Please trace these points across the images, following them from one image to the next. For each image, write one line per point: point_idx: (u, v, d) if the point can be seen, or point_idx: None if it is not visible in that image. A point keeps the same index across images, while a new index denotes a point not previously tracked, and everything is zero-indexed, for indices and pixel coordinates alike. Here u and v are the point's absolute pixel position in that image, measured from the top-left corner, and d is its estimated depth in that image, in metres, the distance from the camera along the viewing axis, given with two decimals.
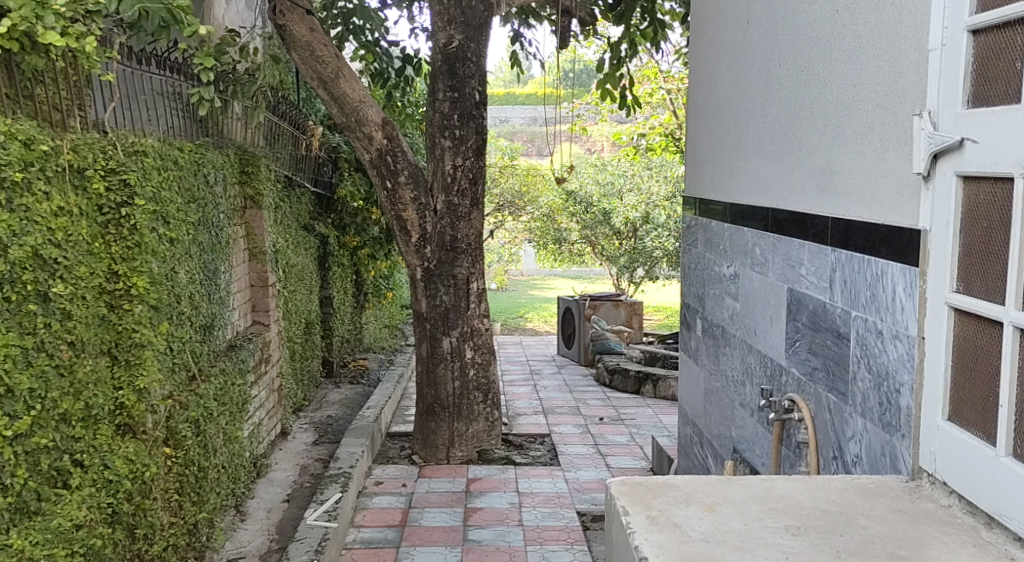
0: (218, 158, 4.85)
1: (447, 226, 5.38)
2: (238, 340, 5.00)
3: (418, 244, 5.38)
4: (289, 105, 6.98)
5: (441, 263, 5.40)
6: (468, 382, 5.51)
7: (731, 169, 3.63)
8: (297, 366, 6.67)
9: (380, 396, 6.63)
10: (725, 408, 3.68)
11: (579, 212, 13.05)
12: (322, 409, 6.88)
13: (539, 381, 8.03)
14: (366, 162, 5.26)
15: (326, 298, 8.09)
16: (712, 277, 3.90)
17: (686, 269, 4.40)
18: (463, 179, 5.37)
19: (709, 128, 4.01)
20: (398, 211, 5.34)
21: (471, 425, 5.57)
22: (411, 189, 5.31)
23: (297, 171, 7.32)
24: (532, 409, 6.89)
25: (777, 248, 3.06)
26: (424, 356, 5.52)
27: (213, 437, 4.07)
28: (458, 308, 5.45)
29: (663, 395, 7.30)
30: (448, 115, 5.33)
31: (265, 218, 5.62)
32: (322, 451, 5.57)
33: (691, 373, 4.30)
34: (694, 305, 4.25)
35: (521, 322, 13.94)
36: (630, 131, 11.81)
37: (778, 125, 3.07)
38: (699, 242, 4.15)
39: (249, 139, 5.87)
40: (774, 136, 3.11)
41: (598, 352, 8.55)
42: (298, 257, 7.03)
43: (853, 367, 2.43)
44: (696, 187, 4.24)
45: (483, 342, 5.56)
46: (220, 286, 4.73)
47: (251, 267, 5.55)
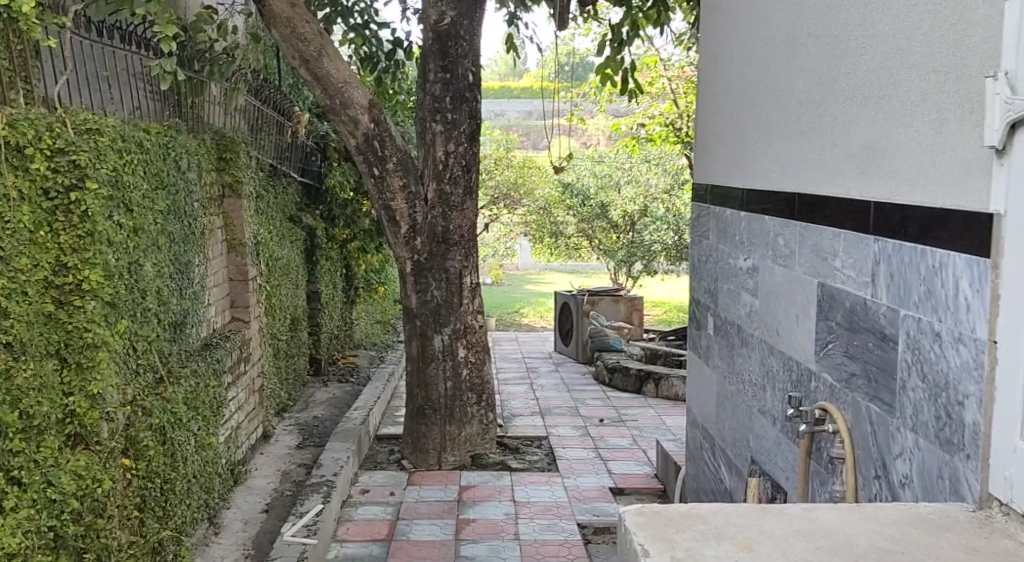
0: (191, 143, 4.52)
1: (439, 217, 5.04)
2: (214, 338, 4.67)
3: (408, 236, 5.06)
4: (273, 90, 6.64)
5: (432, 256, 5.06)
6: (461, 382, 5.18)
7: (750, 151, 3.31)
8: (281, 364, 6.34)
9: (368, 396, 6.30)
10: (741, 414, 3.36)
11: (576, 205, 12.73)
12: (308, 409, 6.54)
13: (536, 380, 7.70)
14: (351, 147, 4.93)
15: (313, 293, 7.75)
16: (727, 271, 3.58)
17: (697, 262, 4.08)
18: (456, 166, 5.04)
19: (723, 109, 3.69)
20: (386, 200, 5.00)
21: (464, 428, 5.24)
22: (400, 176, 4.98)
23: (282, 159, 6.98)
24: (528, 410, 6.57)
25: (804, 238, 2.74)
26: (414, 355, 5.20)
27: (182, 445, 3.75)
28: (450, 304, 5.11)
29: (665, 394, 6.97)
30: (440, 97, 5.01)
31: (244, 208, 5.29)
32: (306, 455, 5.25)
33: (702, 375, 3.98)
34: (705, 301, 3.93)
35: (517, 317, 13.62)
36: (630, 121, 11.47)
37: (807, 100, 2.75)
38: (711, 232, 3.83)
39: (227, 122, 5.51)
40: (802, 113, 2.79)
41: (597, 349, 8.22)
42: (283, 249, 6.69)
43: (902, 375, 2.12)
44: (708, 173, 3.91)
45: (477, 340, 5.23)
46: (193, 280, 4.39)
47: (229, 260, 5.22)
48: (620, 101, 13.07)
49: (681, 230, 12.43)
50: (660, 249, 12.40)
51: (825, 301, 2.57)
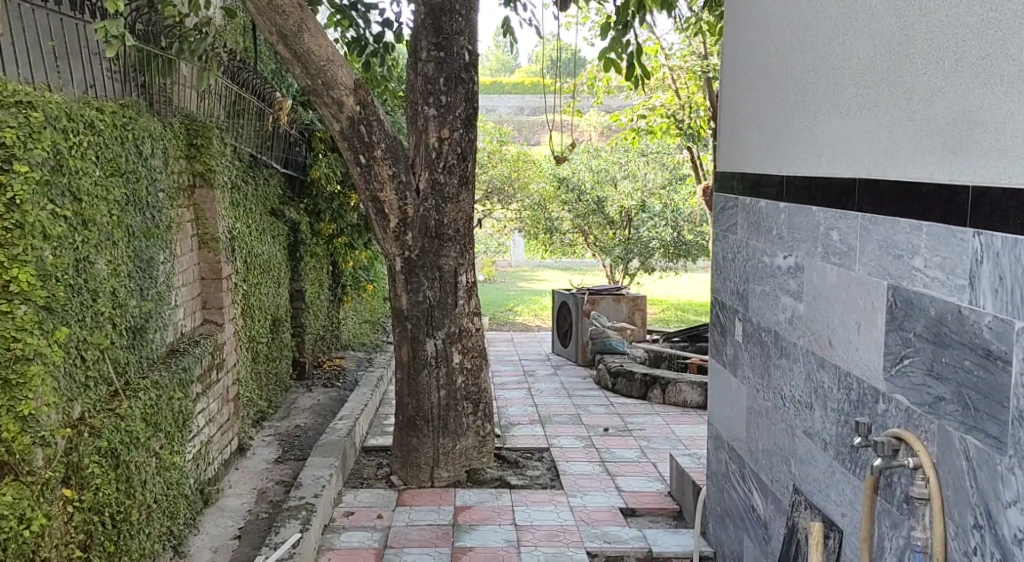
0: (155, 127, 4.06)
1: (432, 210, 4.59)
2: (182, 343, 4.22)
3: (398, 231, 4.61)
4: (252, 73, 6.17)
5: (424, 253, 4.62)
6: (455, 392, 4.74)
7: (791, 132, 2.88)
8: (260, 369, 5.88)
9: (355, 403, 5.84)
10: (779, 435, 2.94)
11: (572, 200, 12.27)
12: (290, 417, 6.08)
13: (533, 385, 7.26)
14: (335, 133, 4.47)
15: (297, 292, 7.28)
16: (760, 271, 3.16)
17: (721, 260, 3.65)
18: (451, 154, 4.60)
19: (752, 88, 3.26)
20: (374, 191, 4.55)
21: (459, 441, 4.79)
22: (390, 165, 4.53)
23: (262, 148, 6.50)
24: (527, 418, 6.13)
25: (866, 232, 2.32)
26: (404, 362, 4.75)
27: (140, 467, 3.30)
28: (444, 305, 4.67)
29: (672, 400, 6.54)
30: (433, 78, 4.56)
31: (218, 200, 4.81)
32: (286, 470, 4.80)
33: (727, 386, 3.55)
34: (731, 304, 3.50)
35: (510, 316, 13.17)
36: (629, 112, 11.02)
37: (873, 68, 2.33)
38: (740, 226, 3.40)
39: (197, 105, 5.03)
40: (864, 84, 2.37)
41: (598, 351, 7.78)
42: (263, 245, 6.22)
43: (1016, 403, 1.73)
44: (736, 159, 3.47)
45: (474, 345, 4.79)
46: (157, 278, 3.94)
47: (201, 256, 4.74)
48: (617, 93, 12.64)
49: (679, 227, 11.93)
50: (659, 247, 11.95)
51: (898, 309, 2.15)
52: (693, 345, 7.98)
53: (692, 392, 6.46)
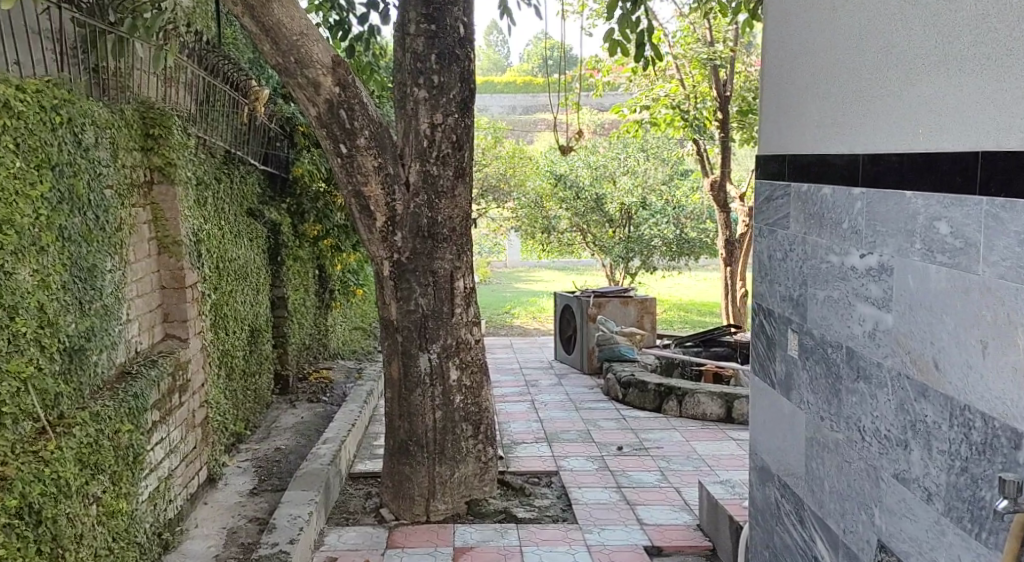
0: (97, 112, 3.47)
1: (424, 206, 4.02)
2: (134, 364, 3.64)
3: (386, 230, 4.03)
4: (223, 59, 5.60)
5: (415, 256, 4.04)
6: (452, 413, 4.17)
7: (873, 101, 2.34)
8: (235, 386, 5.28)
9: (342, 423, 5.25)
10: (854, 477, 2.40)
11: (569, 198, 11.66)
12: (269, 438, 5.48)
13: (536, 397, 6.68)
14: (311, 119, 3.88)
15: (279, 298, 6.68)
16: (824, 273, 2.61)
17: (766, 260, 3.09)
18: (445, 142, 4.03)
19: (812, 54, 2.72)
20: (357, 184, 3.97)
21: (457, 470, 4.21)
22: (374, 155, 3.95)
23: (235, 143, 5.91)
24: (532, 435, 5.56)
25: (999, 224, 1.83)
26: (395, 380, 4.19)
27: (73, 521, 2.75)
28: (439, 315, 4.10)
29: (690, 413, 5.97)
30: (423, 54, 4.00)
31: (180, 200, 4.20)
32: (261, 505, 4.21)
33: (776, 410, 2.99)
34: (781, 312, 2.95)
35: (507, 319, 12.57)
36: (632, 103, 10.45)
37: (1018, 10, 1.81)
38: (792, 219, 2.84)
39: (155, 90, 4.43)
40: (1008, 32, 1.84)
41: (606, 359, 7.21)
42: (238, 249, 5.63)
43: None
44: (786, 141, 2.91)
45: (473, 359, 4.23)
46: (102, 289, 3.35)
47: (161, 263, 4.14)
48: (617, 85, 12.08)
49: (680, 224, 11.41)
50: (661, 245, 11.36)
51: None
52: (707, 351, 7.41)
53: (712, 404, 5.89)
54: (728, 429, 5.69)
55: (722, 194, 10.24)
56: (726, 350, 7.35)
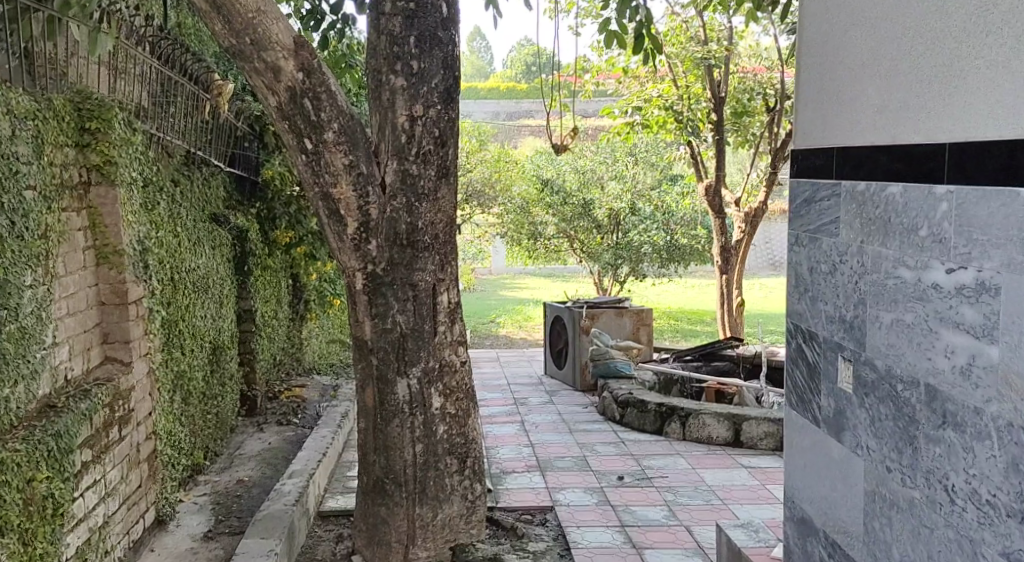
0: (15, 99, 2.93)
1: (402, 210, 3.51)
2: (61, 397, 3.11)
3: (358, 237, 3.52)
4: (179, 48, 5.14)
5: (392, 267, 3.53)
6: (435, 445, 3.66)
7: (967, 75, 1.88)
8: (191, 410, 4.83)
9: (311, 452, 4.73)
10: (937, 547, 1.94)
11: (557, 203, 11.11)
12: (231, 469, 5.02)
13: (526, 417, 6.16)
14: (272, 110, 3.37)
15: (246, 312, 6.15)
16: (890, 291, 2.13)
17: (806, 274, 2.61)
18: (427, 137, 3.53)
19: (869, 25, 2.26)
20: (325, 185, 3.45)
21: (441, 511, 3.71)
22: (344, 152, 3.43)
23: (191, 143, 5.45)
24: (523, 463, 5.06)
25: None
26: (370, 408, 3.68)
27: None
28: (420, 333, 3.59)
29: (694, 436, 5.48)
30: (400, 36, 3.49)
31: (124, 203, 3.68)
32: (217, 551, 3.70)
33: (822, 453, 2.51)
34: (828, 335, 2.47)
35: (493, 329, 12.06)
36: (622, 103, 9.96)
37: None
38: (844, 225, 2.37)
39: (92, 79, 3.88)
40: None
41: (602, 376, 6.70)
42: (196, 258, 5.10)
43: None
44: (833, 132, 2.43)
45: (459, 384, 3.73)
46: (17, 309, 2.82)
47: (99, 275, 3.61)
48: (605, 85, 11.59)
49: (671, 231, 10.95)
50: (651, 252, 10.89)
51: None
52: (707, 365, 6.93)
53: (718, 426, 5.41)
54: (737, 454, 5.21)
55: (717, 199, 9.79)
56: (728, 365, 6.89)
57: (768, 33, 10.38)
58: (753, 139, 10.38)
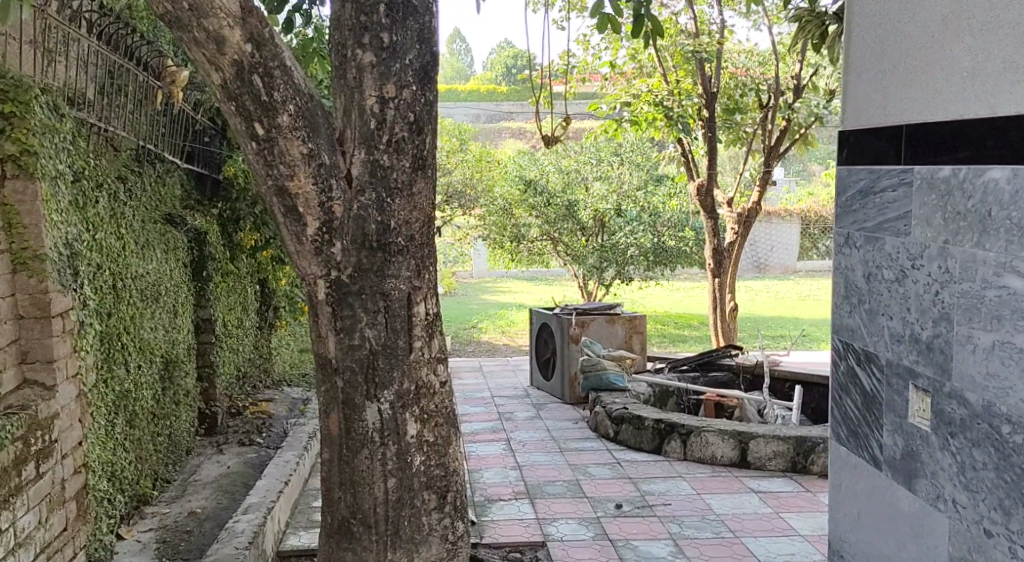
0: None
1: (373, 207, 3.02)
2: None
3: (319, 238, 3.02)
4: (125, 30, 4.66)
5: (360, 273, 3.04)
6: (410, 480, 3.17)
7: None
8: (137, 434, 4.34)
9: (271, 481, 4.24)
10: None
11: (541, 204, 10.59)
12: (182, 499, 4.52)
13: (512, 435, 5.67)
14: (215, 88, 2.86)
15: (203, 321, 5.65)
16: (989, 306, 1.72)
17: (860, 281, 2.13)
18: (400, 123, 3.03)
19: None
20: (279, 178, 2.95)
21: (417, 554, 3.21)
22: (303, 139, 2.93)
23: (142, 137, 4.97)
24: (509, 488, 4.57)
25: None
26: (334, 437, 3.19)
27: None
28: (392, 350, 3.10)
29: (696, 455, 5.01)
30: (368, 4, 3.00)
31: (48, 200, 3.16)
32: None
33: (884, 502, 2.06)
34: (891, 359, 2.02)
35: (474, 335, 11.57)
36: (610, 99, 9.45)
37: None
38: (917, 220, 1.93)
39: (11, 57, 3.36)
40: None
41: (593, 389, 6.18)
42: (142, 263, 4.61)
43: None
44: (902, 104, 1.97)
45: (438, 408, 3.23)
46: None
47: (18, 283, 3.09)
48: (591, 81, 11.12)
49: (658, 232, 10.48)
50: (638, 255, 10.41)
51: None
52: (705, 377, 6.45)
53: (723, 445, 4.93)
54: (745, 477, 4.73)
55: (709, 199, 9.34)
56: (727, 376, 6.42)
57: (760, 28, 9.93)
58: (746, 138, 9.92)
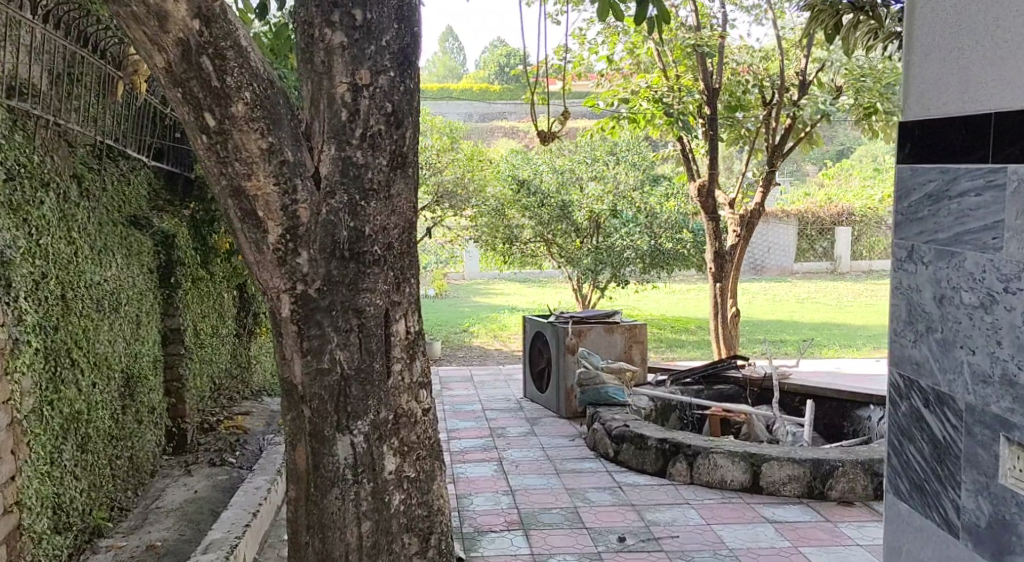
0: None
1: (344, 211, 2.63)
2: None
3: (282, 247, 2.61)
4: (79, 12, 4.27)
5: (331, 287, 2.64)
6: (387, 522, 2.77)
7: None
8: (92, 458, 3.95)
9: (237, 512, 3.84)
10: None
11: (534, 205, 10.18)
12: (141, 530, 4.13)
13: (505, 454, 5.27)
14: (159, 73, 2.48)
15: (172, 331, 5.23)
16: None
17: (932, 307, 1.99)
18: (375, 115, 2.64)
19: None
20: (234, 178, 2.55)
21: None
22: (261, 132, 2.53)
23: (102, 132, 4.55)
24: (501, 517, 4.19)
25: None
26: (301, 473, 2.78)
27: None
28: (367, 375, 2.70)
29: (704, 479, 4.62)
30: None
31: None
32: None
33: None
34: (974, 410, 1.88)
35: (465, 339, 11.17)
36: (608, 96, 9.05)
37: None
38: (1009, 237, 1.79)
39: None
40: None
41: (591, 403, 5.79)
42: (97, 269, 4.20)
43: None
44: (993, 89, 1.84)
45: (421, 439, 2.83)
46: None
47: None
48: (587, 78, 10.72)
49: (656, 234, 10.08)
50: (634, 257, 10.02)
51: None
52: (709, 390, 6.08)
53: (733, 469, 4.54)
54: (757, 504, 4.35)
55: (710, 200, 8.96)
56: (733, 389, 6.07)
57: (761, 24, 9.54)
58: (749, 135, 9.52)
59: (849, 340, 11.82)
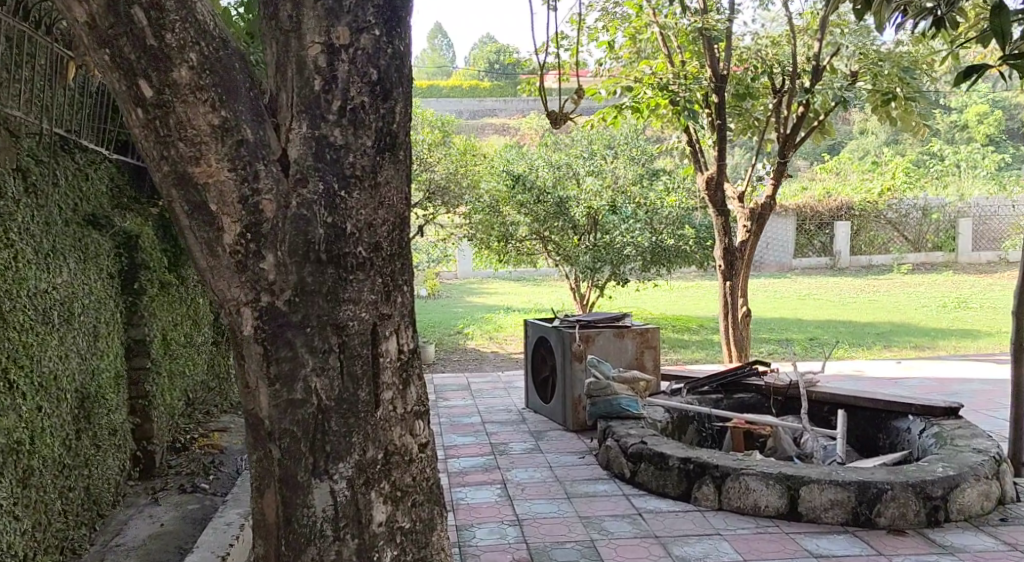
0: None
1: (319, 203, 2.13)
2: None
3: (242, 249, 2.13)
4: None
5: (304, 298, 2.14)
6: None
7: None
8: (36, 494, 3.42)
9: (203, 556, 3.32)
10: None
11: (529, 201, 9.60)
12: None
13: (509, 475, 4.76)
14: (81, 30, 2.04)
15: (136, 342, 4.70)
16: None
17: None
18: (357, 84, 2.14)
19: None
20: (178, 161, 2.08)
21: None
22: (212, 105, 2.08)
23: (51, 119, 4.00)
24: (507, 552, 3.69)
25: None
26: (271, 527, 2.26)
27: None
28: (349, 405, 2.19)
29: (733, 503, 4.13)
30: None
31: None
32: None
33: None
34: None
35: (460, 342, 10.63)
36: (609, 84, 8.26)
37: None
38: None
39: None
40: None
41: (602, 416, 5.25)
42: (42, 276, 3.65)
43: None
44: None
45: (418, 481, 2.31)
46: None
47: None
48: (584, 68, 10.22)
49: (659, 231, 9.53)
50: (635, 255, 9.48)
51: None
52: (729, 399, 5.58)
53: (767, 492, 4.04)
54: (796, 533, 3.85)
55: (719, 194, 8.43)
56: (755, 397, 5.59)
57: (768, 8, 9.05)
58: (758, 124, 9.00)
59: (857, 339, 11.28)
